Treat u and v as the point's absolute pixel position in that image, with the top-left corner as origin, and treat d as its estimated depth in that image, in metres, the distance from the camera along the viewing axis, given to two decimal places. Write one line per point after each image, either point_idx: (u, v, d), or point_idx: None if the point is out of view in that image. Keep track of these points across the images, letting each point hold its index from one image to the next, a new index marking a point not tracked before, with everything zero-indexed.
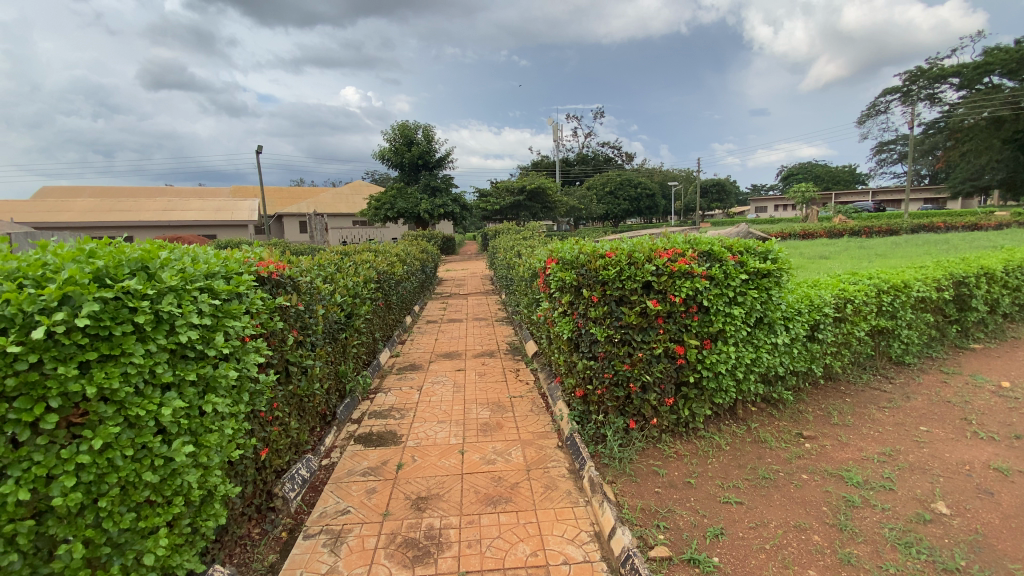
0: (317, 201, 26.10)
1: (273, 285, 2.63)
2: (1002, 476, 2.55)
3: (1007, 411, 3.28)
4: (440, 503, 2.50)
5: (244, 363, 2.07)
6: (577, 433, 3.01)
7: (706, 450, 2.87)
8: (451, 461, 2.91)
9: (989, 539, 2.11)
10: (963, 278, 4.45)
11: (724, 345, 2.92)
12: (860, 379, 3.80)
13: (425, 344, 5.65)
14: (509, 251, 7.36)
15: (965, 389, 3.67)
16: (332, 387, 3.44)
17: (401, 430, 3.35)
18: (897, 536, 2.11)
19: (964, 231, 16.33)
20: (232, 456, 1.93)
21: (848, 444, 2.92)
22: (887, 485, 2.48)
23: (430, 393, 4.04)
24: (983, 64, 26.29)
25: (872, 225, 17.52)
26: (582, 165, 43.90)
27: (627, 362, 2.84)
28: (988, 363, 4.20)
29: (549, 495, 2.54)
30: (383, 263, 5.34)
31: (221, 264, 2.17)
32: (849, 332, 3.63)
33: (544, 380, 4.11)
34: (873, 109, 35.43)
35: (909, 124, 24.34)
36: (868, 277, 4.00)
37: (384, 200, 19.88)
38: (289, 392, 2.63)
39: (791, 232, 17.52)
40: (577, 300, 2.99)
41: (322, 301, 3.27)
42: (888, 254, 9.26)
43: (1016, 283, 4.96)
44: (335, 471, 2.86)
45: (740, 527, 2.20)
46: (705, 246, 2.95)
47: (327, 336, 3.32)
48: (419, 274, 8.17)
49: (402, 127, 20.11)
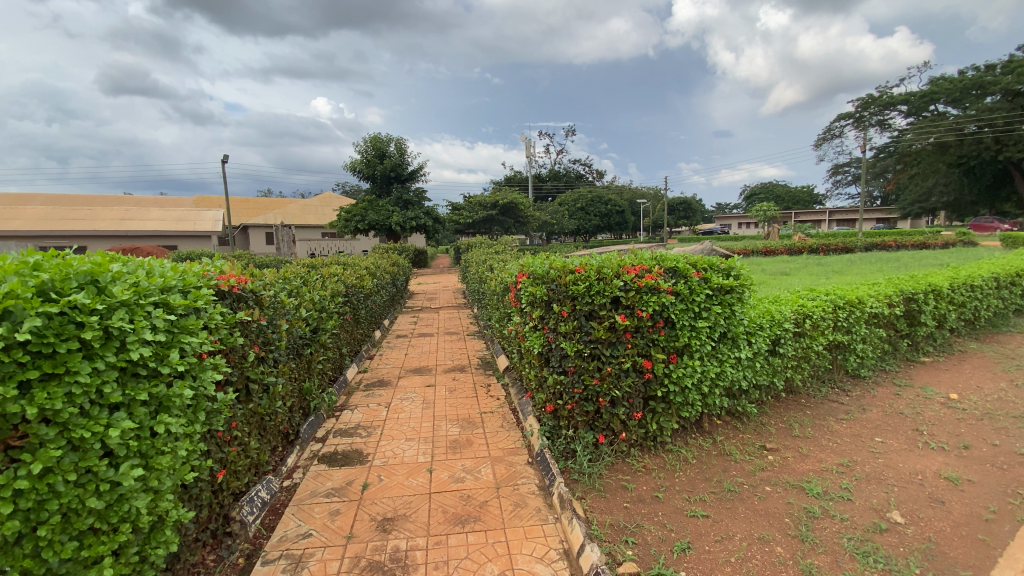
0: (284, 213, 25.60)
1: (234, 300, 2.53)
2: (952, 486, 2.68)
3: (956, 423, 3.45)
4: (406, 524, 2.44)
5: (201, 382, 1.97)
6: (547, 449, 3.01)
7: (673, 464, 2.91)
8: (419, 480, 2.84)
9: (941, 547, 2.19)
10: (912, 295, 4.68)
11: (690, 359, 2.98)
12: (819, 392, 3.93)
13: (394, 359, 5.56)
14: (480, 265, 7.36)
15: (916, 400, 3.85)
16: (296, 405, 3.33)
17: (367, 448, 3.27)
18: (855, 545, 2.17)
19: (913, 250, 17.22)
20: (185, 479, 1.83)
21: (808, 455, 3.01)
22: (846, 496, 2.56)
23: (398, 410, 3.96)
24: (929, 94, 28.01)
25: (828, 243, 18.30)
26: (554, 181, 44.51)
27: (596, 377, 2.86)
28: (937, 375, 4.42)
29: (517, 513, 2.51)
30: (352, 277, 5.24)
31: (178, 278, 2.07)
32: (808, 346, 3.76)
33: (515, 395, 4.09)
34: (828, 133, 37.38)
35: (863, 148, 25.62)
36: (824, 294, 4.16)
37: (354, 211, 19.61)
38: (249, 411, 2.52)
39: (754, 249, 18.17)
40: (548, 315, 2.99)
41: (285, 316, 3.17)
42: (845, 270, 9.71)
43: (961, 299, 5.25)
44: (297, 492, 2.76)
45: (706, 541, 2.22)
46: (671, 263, 3.01)
47: (291, 353, 3.21)
48: (389, 287, 8.02)
49: (375, 138, 20.10)
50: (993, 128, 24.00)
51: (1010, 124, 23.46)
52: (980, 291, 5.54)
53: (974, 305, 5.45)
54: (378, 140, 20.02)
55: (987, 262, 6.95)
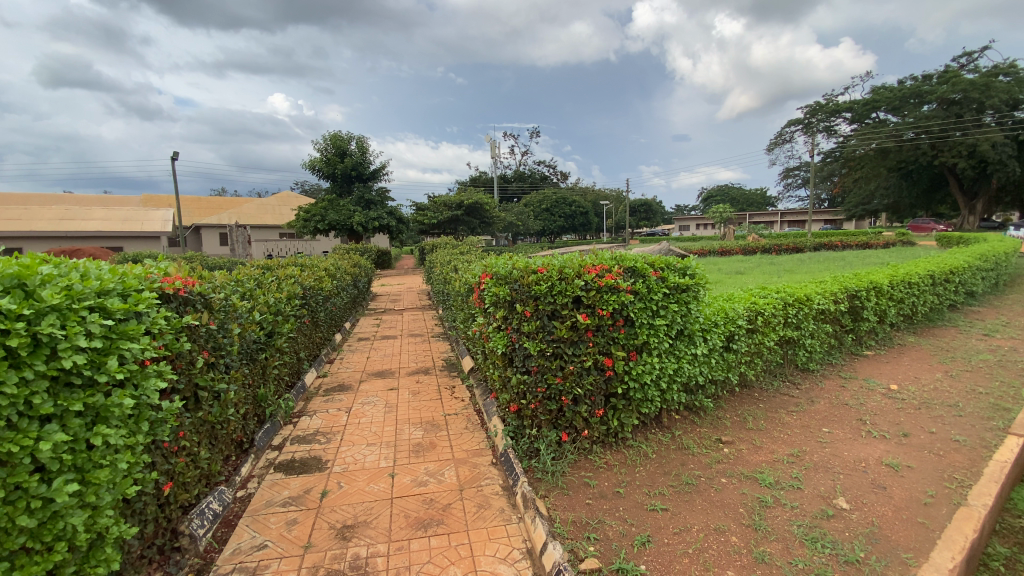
0: (240, 213, 24.65)
1: (180, 303, 2.41)
2: (892, 472, 2.84)
3: (895, 412, 3.67)
4: (367, 530, 2.38)
5: (143, 391, 1.86)
6: (511, 449, 3.01)
7: (634, 459, 2.97)
8: (380, 486, 2.79)
9: (883, 530, 2.32)
10: (856, 292, 4.95)
11: (649, 356, 3.04)
12: (771, 386, 4.10)
13: (356, 363, 5.43)
14: (445, 266, 7.30)
15: (860, 392, 4.07)
16: (250, 412, 3.21)
17: (326, 455, 3.18)
18: (804, 532, 2.27)
19: (857, 249, 18.23)
20: (128, 493, 1.72)
21: (761, 447, 3.13)
22: (796, 485, 2.67)
23: (359, 415, 3.87)
24: (871, 102, 29.67)
25: (779, 243, 19.13)
26: (519, 181, 44.66)
27: (559, 376, 2.88)
28: (879, 368, 4.69)
29: (481, 515, 2.50)
30: (311, 278, 5.09)
31: (117, 280, 1.95)
32: (760, 342, 3.91)
33: (480, 396, 4.08)
34: (780, 138, 39.07)
35: (812, 153, 26.90)
36: (775, 291, 4.34)
37: (314, 211, 19.07)
38: (198, 419, 2.40)
39: (711, 249, 18.80)
40: (511, 315, 2.99)
41: (237, 320, 3.05)
42: (795, 269, 10.16)
43: (900, 296, 5.59)
44: (252, 502, 2.65)
45: (665, 534, 2.28)
46: (629, 262, 3.06)
47: (244, 358, 3.09)
48: (350, 289, 7.84)
49: (335, 136, 19.66)
50: (929, 135, 25.65)
51: (944, 131, 25.09)
52: (917, 288, 5.91)
53: (911, 301, 5.80)
54: (338, 138, 19.58)
55: (922, 261, 7.43)
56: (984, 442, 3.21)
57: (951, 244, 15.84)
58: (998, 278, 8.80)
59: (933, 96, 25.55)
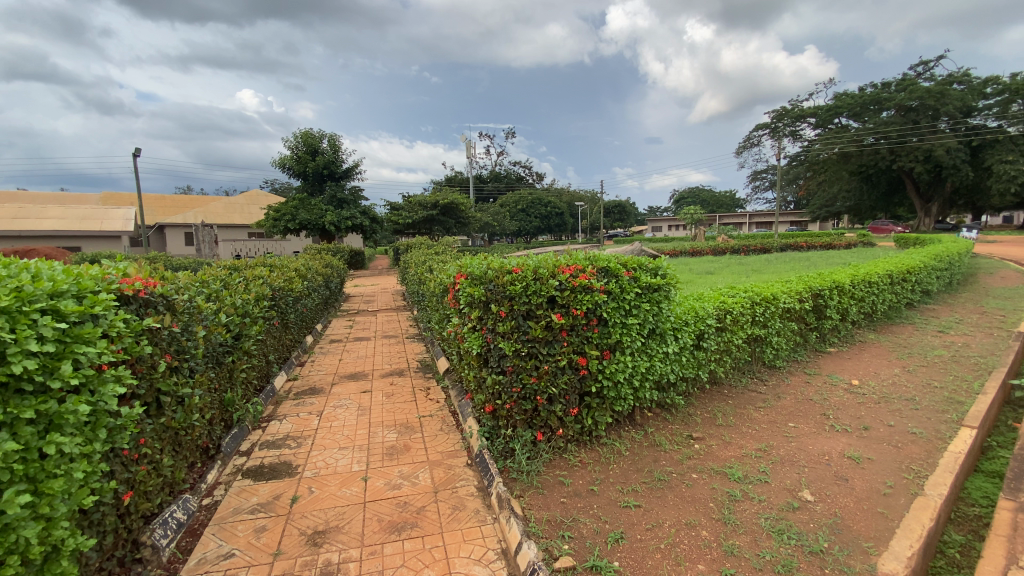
0: (207, 212, 23.89)
1: (140, 305, 2.32)
2: (854, 464, 2.96)
3: (857, 406, 3.82)
4: (339, 536, 2.34)
5: (100, 397, 1.77)
6: (485, 449, 3.00)
7: (608, 457, 3.00)
8: (353, 490, 2.74)
9: (845, 521, 2.41)
10: (820, 291, 5.12)
11: (622, 355, 3.08)
12: (740, 383, 4.21)
13: (327, 365, 5.33)
14: (420, 266, 7.24)
15: (824, 387, 4.22)
16: (216, 417, 3.11)
17: (297, 460, 3.11)
18: (772, 524, 2.34)
19: (820, 250, 18.88)
20: (84, 503, 1.65)
21: (730, 442, 3.20)
22: (763, 478, 2.75)
23: (331, 419, 3.80)
24: (833, 108, 30.76)
25: (748, 244, 19.65)
26: (494, 182, 44.64)
27: (534, 375, 2.89)
28: (841, 364, 4.87)
29: (456, 516, 2.48)
30: (280, 279, 4.97)
31: (71, 281, 1.86)
32: (729, 340, 4.01)
33: (455, 397, 4.05)
34: (748, 141, 40.18)
35: (778, 156, 27.73)
36: (743, 291, 4.45)
37: (284, 210, 18.64)
38: (160, 425, 2.32)
39: (682, 249, 19.19)
40: (485, 316, 2.98)
41: (202, 323, 2.96)
42: (763, 270, 10.47)
43: (861, 294, 5.81)
44: (218, 510, 2.58)
45: (638, 530, 2.31)
46: (603, 263, 3.10)
47: (209, 361, 2.99)
48: (322, 290, 7.69)
49: (306, 134, 19.26)
50: (888, 140, 26.76)
51: (902, 137, 26.18)
52: (877, 287, 6.16)
53: (871, 300, 6.04)
54: (309, 135, 19.20)
55: (882, 261, 7.74)
56: (938, 433, 3.37)
57: (909, 244, 16.54)
58: (951, 277, 9.26)
59: (892, 103, 26.64)
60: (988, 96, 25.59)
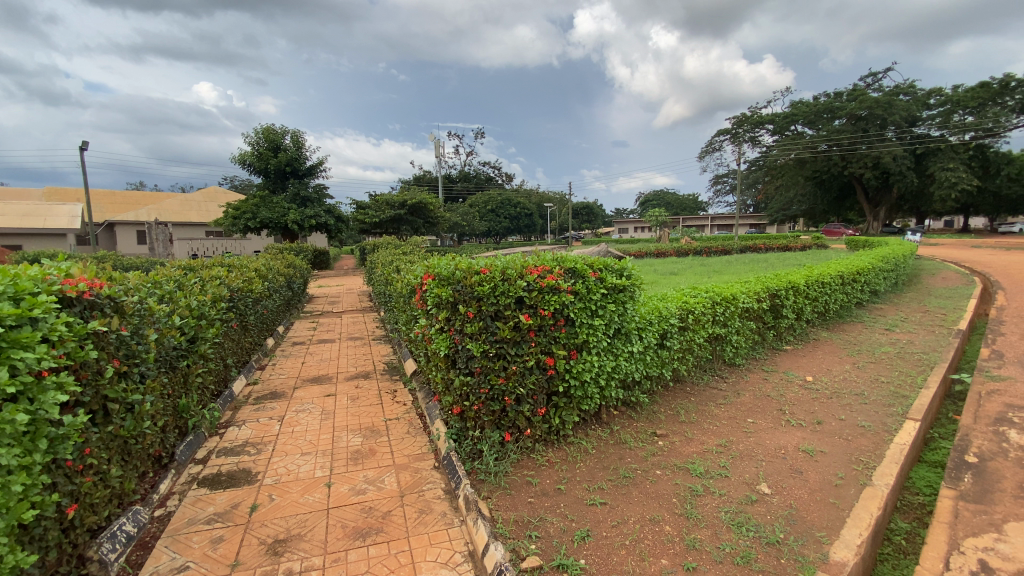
0: (161, 209, 22.87)
1: (84, 307, 2.20)
2: (808, 457, 3.09)
3: (811, 401, 3.99)
4: (301, 544, 2.27)
5: (39, 406, 1.67)
6: (453, 452, 2.98)
7: (574, 455, 3.03)
8: (316, 497, 2.67)
9: (800, 512, 2.51)
10: (776, 291, 5.33)
11: (588, 355, 3.12)
12: (702, 380, 4.33)
13: (289, 368, 5.18)
14: (386, 267, 7.13)
15: (780, 383, 4.39)
16: (170, 424, 2.97)
17: (257, 467, 3.01)
18: (731, 517, 2.42)
19: (776, 252, 19.67)
20: (23, 518, 1.55)
21: (692, 439, 3.29)
22: (724, 473, 2.84)
23: (293, 424, 3.69)
24: (789, 116, 32.06)
25: (709, 246, 20.27)
26: (463, 182, 44.47)
27: (502, 376, 2.89)
28: (796, 361, 5.08)
29: (422, 520, 2.46)
30: (239, 279, 4.80)
31: (8, 282, 1.75)
32: (691, 339, 4.12)
33: (422, 399, 4.01)
34: (710, 146, 41.45)
35: (738, 161, 28.69)
36: (705, 291, 4.58)
37: (244, 208, 18.02)
38: (108, 434, 2.20)
39: (647, 250, 19.62)
40: (453, 316, 2.95)
41: (154, 326, 2.82)
42: (724, 270, 10.83)
43: (815, 295, 6.08)
44: (172, 521, 2.46)
45: (604, 527, 2.34)
46: (570, 263, 3.13)
47: (162, 366, 2.86)
48: (285, 291, 7.48)
49: (267, 129, 18.68)
50: (840, 147, 28.09)
51: (853, 144, 27.53)
52: (829, 287, 6.46)
53: (824, 299, 6.33)
54: (271, 131, 18.63)
55: (834, 262, 8.12)
56: (885, 426, 3.56)
57: (858, 246, 17.43)
58: (897, 278, 9.78)
59: (843, 112, 27.98)
60: (932, 107, 27.15)
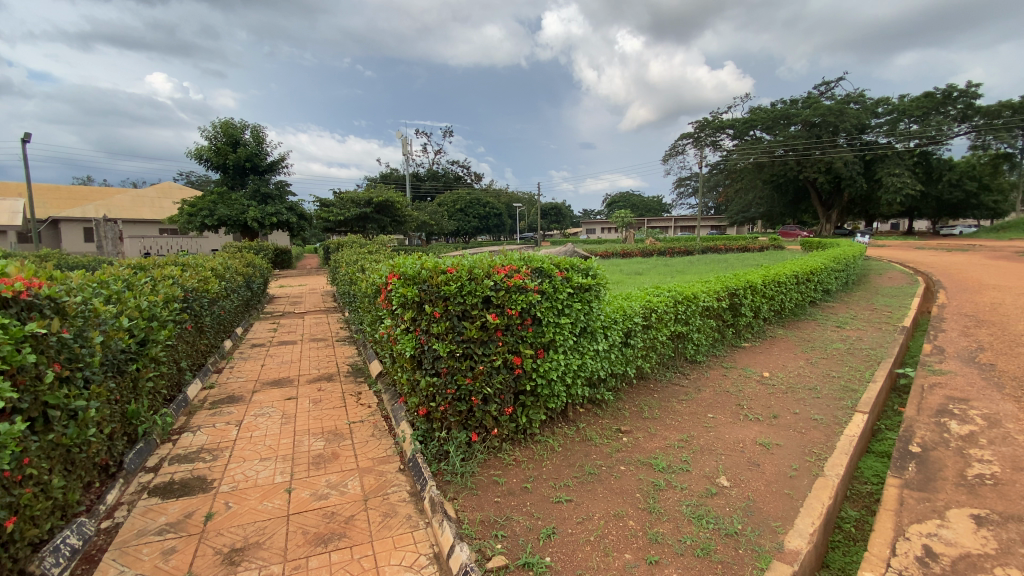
0: (110, 206, 21.71)
1: (21, 308, 2.07)
2: (764, 450, 3.21)
3: (768, 396, 4.15)
4: (259, 552, 2.20)
5: None
6: (419, 453, 2.95)
7: (541, 454, 3.05)
8: (275, 503, 2.59)
9: (757, 503, 2.61)
10: (735, 290, 5.52)
11: (555, 354, 3.15)
12: (664, 377, 4.44)
13: (248, 371, 5.01)
14: (351, 266, 6.98)
15: (739, 379, 4.55)
16: (118, 431, 2.82)
17: (212, 474, 2.90)
18: (692, 511, 2.49)
19: (735, 253, 20.31)
20: None
21: (656, 434, 3.37)
22: (685, 467, 2.92)
23: (252, 428, 3.57)
24: (748, 121, 33.20)
25: (672, 247, 20.77)
26: (431, 181, 44.07)
27: (469, 376, 2.87)
28: (754, 358, 5.27)
29: (387, 524, 2.42)
30: (194, 279, 4.60)
31: None
32: (655, 337, 4.21)
33: (387, 401, 3.95)
34: (674, 150, 42.48)
35: (701, 165, 29.54)
36: (667, 290, 4.69)
37: (200, 205, 17.32)
38: (49, 442, 2.07)
39: (613, 250, 19.92)
40: (419, 317, 2.92)
41: (100, 328, 2.67)
42: (686, 270, 11.12)
43: (771, 294, 6.32)
44: (120, 533, 2.34)
45: (569, 524, 2.37)
46: (537, 263, 3.15)
47: (109, 370, 2.71)
48: (243, 291, 7.23)
49: (225, 124, 18.00)
50: (795, 152, 29.28)
51: (807, 150, 28.77)
52: (785, 286, 6.73)
53: (780, 298, 6.59)
54: (229, 125, 17.97)
55: (790, 262, 8.47)
56: (836, 419, 3.73)
57: (812, 247, 18.22)
58: (847, 278, 10.27)
59: (799, 119, 29.19)
60: (881, 116, 28.65)
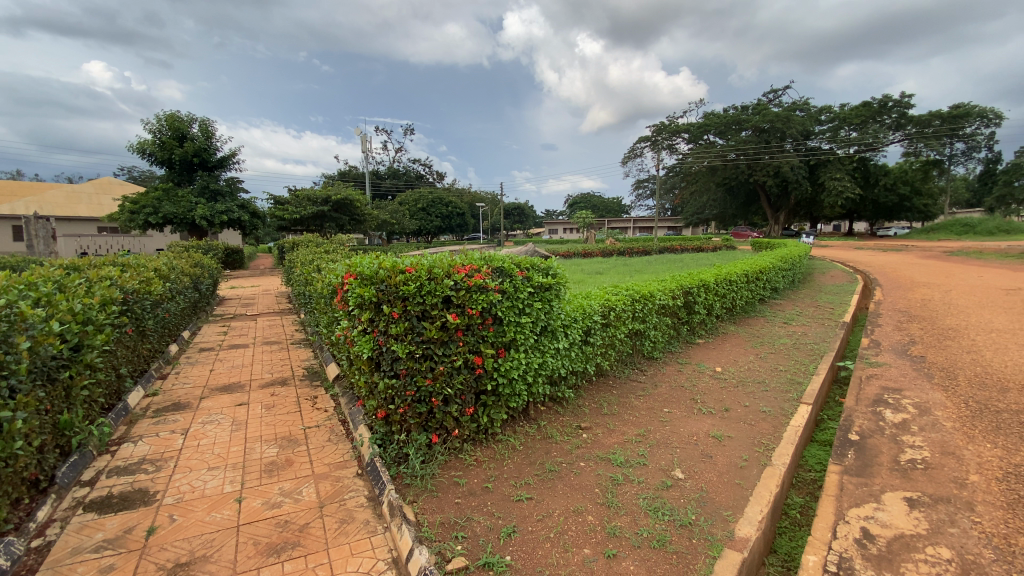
0: (42, 202, 20.23)
1: None
2: (716, 442, 3.33)
3: (720, 390, 4.31)
4: (207, 566, 2.11)
5: None
6: (378, 457, 2.90)
7: (502, 453, 3.06)
8: (224, 514, 2.49)
9: (710, 494, 2.71)
10: (690, 289, 5.70)
11: (516, 353, 3.17)
12: (622, 374, 4.54)
13: (196, 377, 4.79)
14: (307, 266, 6.78)
15: (693, 374, 4.71)
16: (48, 444, 2.63)
17: (155, 486, 2.75)
18: (648, 503, 2.56)
19: (690, 253, 20.98)
20: None
21: (614, 430, 3.44)
22: (642, 461, 3.00)
23: (199, 437, 3.41)
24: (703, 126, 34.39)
25: (631, 248, 21.23)
26: (392, 180, 43.34)
27: (429, 377, 2.84)
28: (707, 353, 5.46)
29: (343, 530, 2.37)
30: (135, 280, 4.35)
31: None
32: (613, 335, 4.30)
33: (345, 405, 3.85)
34: (632, 152, 43.47)
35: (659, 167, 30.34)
36: (625, 289, 4.80)
37: (143, 202, 16.38)
38: None
39: (574, 250, 20.15)
40: (377, 317, 2.86)
41: (27, 333, 2.49)
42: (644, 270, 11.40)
43: (723, 292, 6.57)
44: (52, 552, 2.19)
45: (530, 522, 2.38)
46: (498, 263, 3.17)
47: (38, 378, 2.53)
48: (190, 293, 6.89)
49: (171, 116, 17.09)
50: (746, 156, 30.52)
51: (758, 154, 30.07)
52: (736, 284, 7.01)
53: (731, 296, 6.86)
54: (175, 117, 17.06)
55: (741, 262, 8.82)
56: (783, 410, 3.92)
57: (762, 247, 19.04)
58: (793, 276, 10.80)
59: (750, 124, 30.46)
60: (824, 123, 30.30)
